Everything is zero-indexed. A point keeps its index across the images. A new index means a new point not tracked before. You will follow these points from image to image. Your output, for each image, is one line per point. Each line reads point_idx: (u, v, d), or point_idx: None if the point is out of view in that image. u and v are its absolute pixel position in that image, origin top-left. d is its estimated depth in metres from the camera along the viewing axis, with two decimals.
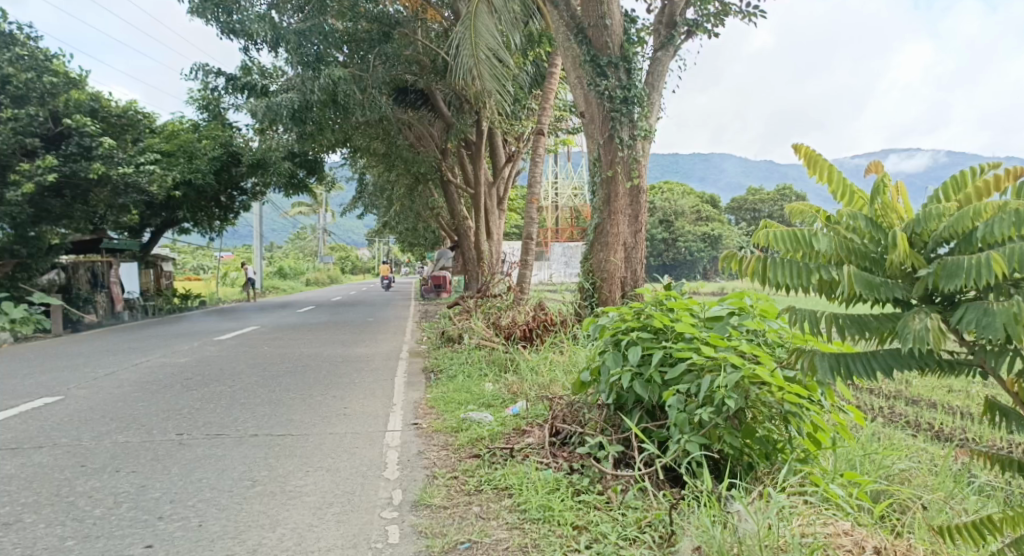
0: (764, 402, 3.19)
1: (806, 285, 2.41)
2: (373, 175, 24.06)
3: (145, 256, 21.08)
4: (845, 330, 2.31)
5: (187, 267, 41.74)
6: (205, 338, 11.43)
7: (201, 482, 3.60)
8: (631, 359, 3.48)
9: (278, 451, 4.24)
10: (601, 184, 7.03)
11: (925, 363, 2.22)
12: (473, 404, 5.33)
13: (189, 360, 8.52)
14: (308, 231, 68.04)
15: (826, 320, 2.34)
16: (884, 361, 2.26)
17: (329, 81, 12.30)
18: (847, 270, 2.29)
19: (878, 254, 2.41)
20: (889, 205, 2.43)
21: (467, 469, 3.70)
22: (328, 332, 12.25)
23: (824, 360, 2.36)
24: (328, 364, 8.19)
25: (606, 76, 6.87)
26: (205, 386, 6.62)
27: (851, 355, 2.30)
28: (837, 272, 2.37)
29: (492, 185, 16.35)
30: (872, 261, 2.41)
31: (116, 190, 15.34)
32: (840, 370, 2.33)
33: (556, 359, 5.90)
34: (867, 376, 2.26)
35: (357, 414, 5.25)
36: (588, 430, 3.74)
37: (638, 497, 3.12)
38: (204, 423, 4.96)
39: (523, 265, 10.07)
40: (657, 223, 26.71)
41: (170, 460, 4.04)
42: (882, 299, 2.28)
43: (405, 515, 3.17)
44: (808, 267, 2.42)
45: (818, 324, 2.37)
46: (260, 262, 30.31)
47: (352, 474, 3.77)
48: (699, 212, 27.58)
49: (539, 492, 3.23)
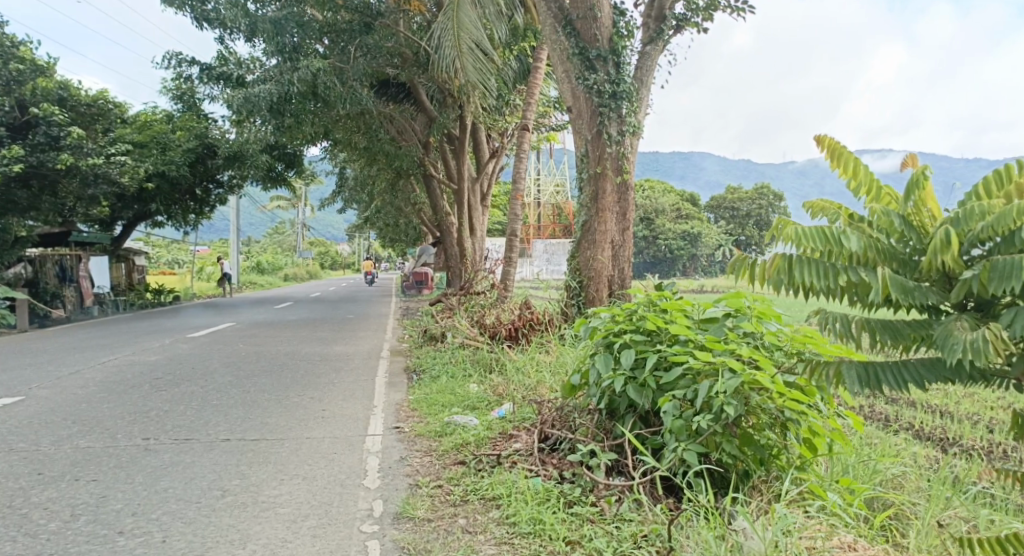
0: (764, 409, 3.02)
1: (833, 285, 2.51)
2: (353, 170, 23.76)
3: (117, 249, 20.65)
4: (878, 335, 2.41)
5: (162, 261, 41.12)
6: (178, 334, 11.14)
7: (166, 493, 3.40)
8: (624, 363, 3.31)
9: (251, 458, 4.04)
10: (589, 181, 6.88)
11: (958, 373, 2.33)
12: (458, 407, 5.15)
13: (160, 358, 8.26)
14: (287, 226, 67.35)
15: (858, 324, 2.43)
16: (914, 371, 2.37)
17: (308, 72, 12.17)
18: (883, 274, 2.39)
19: (907, 256, 2.54)
20: (921, 204, 2.58)
21: (452, 477, 3.53)
22: (306, 329, 12.00)
23: (853, 370, 2.48)
24: (305, 363, 7.97)
25: (594, 69, 6.73)
26: (175, 387, 6.38)
27: (881, 364, 2.41)
28: (867, 275, 2.47)
29: (475, 180, 16.13)
30: (902, 262, 2.53)
31: (86, 181, 14.99)
32: (869, 380, 2.43)
33: (544, 361, 5.73)
34: (898, 387, 2.37)
35: (336, 417, 5.05)
36: (579, 436, 3.57)
37: (633, 509, 2.94)
38: (173, 427, 4.74)
39: (507, 263, 9.90)
40: (639, 221, 26.66)
41: (134, 467, 3.82)
42: (915, 303, 2.39)
43: (385, 529, 2.98)
44: (837, 267, 2.52)
45: (851, 327, 2.45)
46: (237, 257, 29.87)
47: (330, 483, 3.58)
48: (680, 210, 27.58)
49: (529, 503, 3.05)
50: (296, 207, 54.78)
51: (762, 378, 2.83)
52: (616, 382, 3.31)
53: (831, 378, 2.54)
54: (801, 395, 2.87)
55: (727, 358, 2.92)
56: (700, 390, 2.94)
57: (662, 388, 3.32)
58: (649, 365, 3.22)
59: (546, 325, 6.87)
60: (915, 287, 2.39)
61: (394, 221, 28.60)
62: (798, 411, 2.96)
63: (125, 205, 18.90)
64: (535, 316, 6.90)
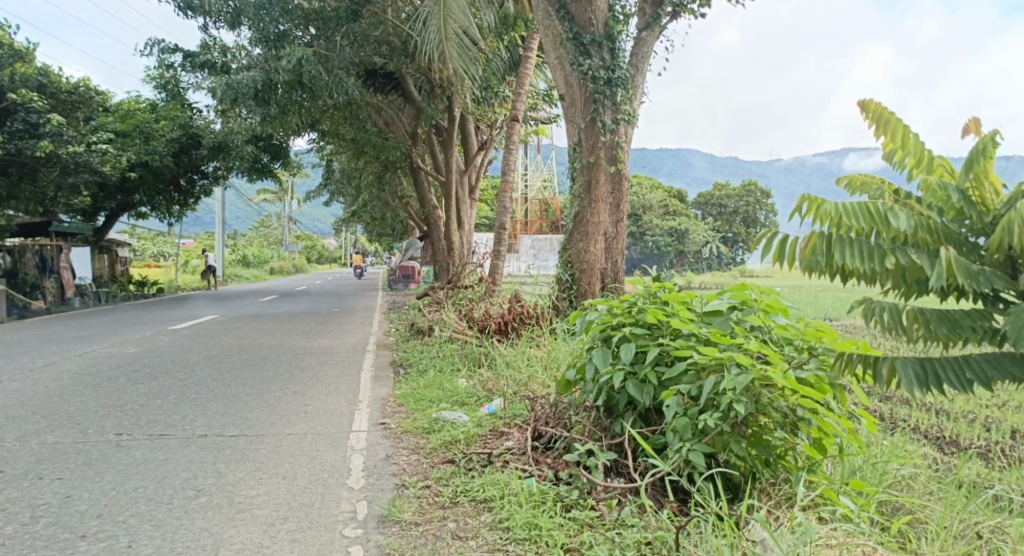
0: (775, 408, 2.87)
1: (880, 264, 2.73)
2: (340, 162, 23.45)
3: (98, 240, 20.25)
4: (934, 322, 2.67)
5: (145, 254, 40.57)
6: (159, 327, 10.87)
7: (135, 493, 3.19)
8: (624, 358, 3.14)
9: (228, 455, 3.83)
10: (582, 171, 6.72)
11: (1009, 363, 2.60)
12: (446, 403, 4.96)
13: (139, 351, 8.00)
14: (272, 220, 66.73)
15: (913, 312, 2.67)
16: (970, 365, 2.60)
17: (293, 61, 11.88)
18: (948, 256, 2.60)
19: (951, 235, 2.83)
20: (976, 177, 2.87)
21: (441, 478, 3.34)
22: (291, 323, 11.75)
23: (910, 365, 2.65)
24: (289, 357, 7.74)
25: (589, 55, 6.57)
26: (153, 380, 6.14)
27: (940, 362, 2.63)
28: (914, 255, 2.72)
29: (464, 173, 15.89)
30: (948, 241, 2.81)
31: (65, 170, 14.65)
32: (926, 376, 2.63)
33: (536, 355, 5.55)
34: (956, 381, 2.59)
35: (319, 413, 4.85)
36: (575, 434, 3.40)
37: (636, 514, 2.78)
38: (148, 422, 4.51)
39: (496, 256, 9.70)
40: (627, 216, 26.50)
41: (102, 465, 3.60)
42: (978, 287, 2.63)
43: (369, 533, 2.79)
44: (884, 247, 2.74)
45: (903, 314, 2.67)
46: (221, 250, 29.46)
47: (311, 483, 3.37)
48: (668, 206, 27.46)
49: (523, 506, 2.88)
50: (282, 199, 54.21)
51: (773, 373, 2.68)
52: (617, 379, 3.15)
53: (886, 375, 2.68)
54: (814, 393, 2.72)
55: (736, 354, 2.76)
56: (707, 386, 2.79)
57: (663, 385, 3.15)
58: (651, 360, 3.06)
59: (536, 319, 6.68)
60: (974, 269, 2.63)
61: (381, 215, 28.26)
62: (810, 409, 2.81)
63: (107, 195, 18.51)
64: (526, 310, 6.71)
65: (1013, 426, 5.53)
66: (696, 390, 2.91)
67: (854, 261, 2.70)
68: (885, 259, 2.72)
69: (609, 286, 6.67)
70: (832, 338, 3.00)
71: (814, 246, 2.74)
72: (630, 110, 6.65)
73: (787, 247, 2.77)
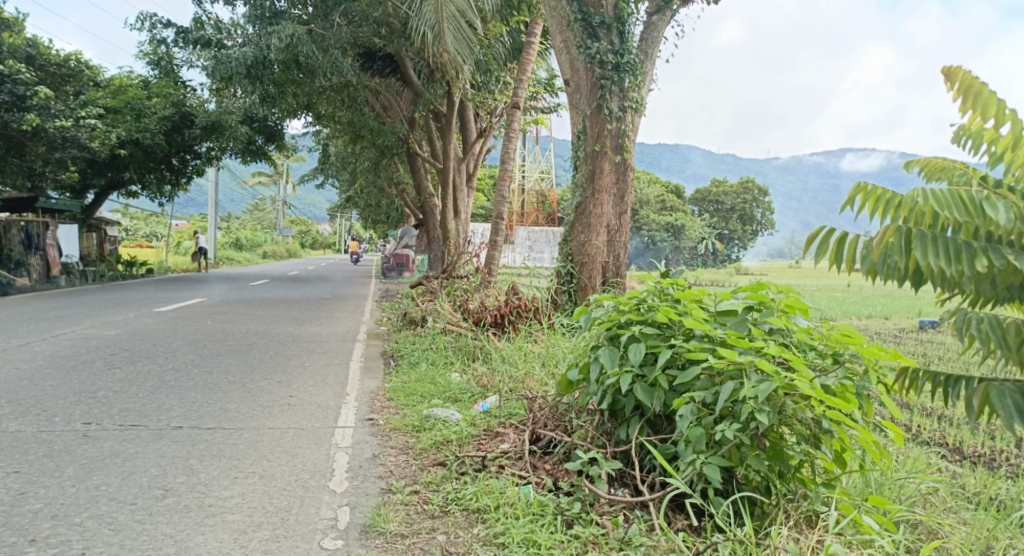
0: (798, 419, 2.61)
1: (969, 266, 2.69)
2: (336, 146, 23.08)
3: (87, 218, 19.87)
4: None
5: (137, 234, 40.07)
6: (144, 308, 10.56)
7: (97, 491, 2.93)
8: (633, 360, 2.89)
9: (203, 450, 3.56)
10: (585, 160, 6.47)
11: None
12: (438, 398, 4.71)
13: (120, 333, 7.72)
14: (267, 204, 66.22)
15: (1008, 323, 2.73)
16: None
17: (287, 39, 11.60)
18: None
19: None
20: None
21: (431, 482, 3.09)
22: (280, 308, 11.47)
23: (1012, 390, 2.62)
24: (276, 344, 7.46)
25: (597, 38, 6.30)
26: (131, 364, 5.87)
27: None
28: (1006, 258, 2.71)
29: (461, 160, 15.56)
30: None
31: (53, 144, 14.35)
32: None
33: (534, 352, 5.28)
34: None
35: (304, 405, 4.59)
36: (577, 440, 3.15)
37: (643, 532, 2.53)
38: (120, 411, 4.25)
39: (493, 246, 9.41)
40: None
41: (66, 458, 3.35)
42: None
43: (350, 545, 2.53)
44: (975, 248, 2.72)
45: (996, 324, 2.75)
46: (214, 233, 29.09)
47: (289, 484, 3.11)
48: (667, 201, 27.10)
49: (521, 520, 2.62)
50: (277, 183, 53.67)
51: (801, 383, 2.43)
52: (624, 382, 2.90)
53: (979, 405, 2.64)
54: (844, 405, 2.47)
55: (760, 359, 2.51)
56: (726, 393, 2.54)
57: (674, 389, 2.90)
58: (663, 363, 2.81)
59: (534, 313, 6.39)
60: None
61: (376, 202, 27.89)
62: (838, 421, 2.56)
63: (97, 172, 18.13)
64: (523, 303, 6.42)
65: (1020, 435, 5.25)
66: (712, 396, 2.66)
67: (938, 261, 2.67)
68: (972, 260, 2.70)
69: (610, 280, 6.42)
70: (861, 344, 2.76)
71: (888, 244, 2.71)
72: (638, 97, 6.39)
73: (848, 249, 2.74)
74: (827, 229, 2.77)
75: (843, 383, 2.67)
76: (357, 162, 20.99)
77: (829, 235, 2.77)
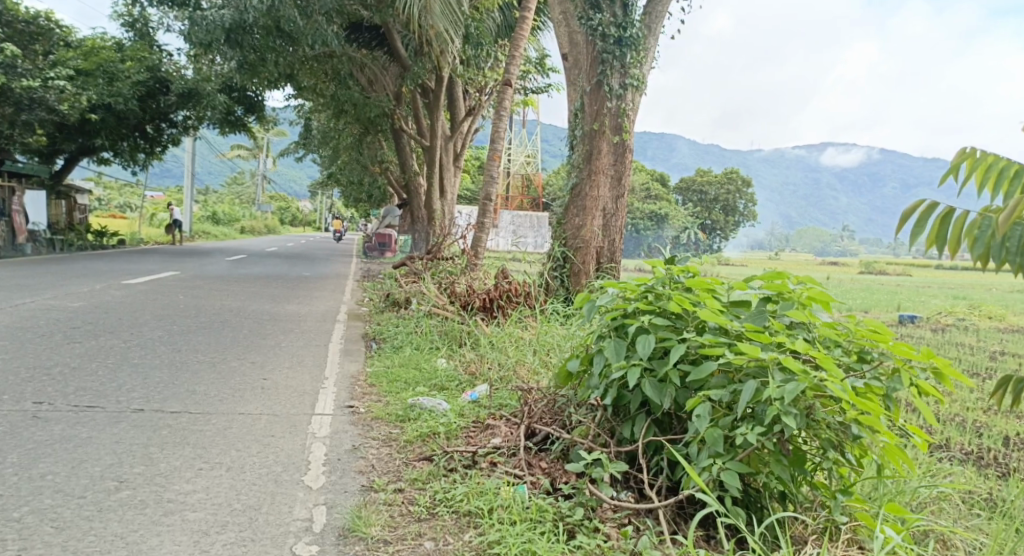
0: (825, 423, 2.34)
1: None
2: (318, 120, 22.55)
3: (57, 185, 19.20)
4: None
5: (111, 204, 39.09)
6: (112, 280, 10.13)
7: (41, 483, 2.62)
8: (641, 353, 2.61)
9: (165, 437, 3.26)
10: (582, 139, 6.19)
11: None
12: (423, 386, 4.44)
13: (84, 305, 7.33)
14: (247, 178, 65.14)
15: None
16: None
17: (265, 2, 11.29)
18: None
19: None
20: None
21: (417, 480, 2.82)
22: (256, 285, 11.10)
23: None
24: (250, 323, 7.12)
25: (600, 9, 6.04)
26: (94, 339, 5.52)
27: None
28: None
29: (448, 139, 15.19)
30: None
31: (19, 105, 13.99)
32: None
33: (525, 342, 5.02)
34: None
35: (278, 390, 4.28)
36: (577, 437, 2.89)
37: (653, 546, 2.27)
38: (77, 390, 3.92)
39: (479, 228, 9.09)
40: None
41: (10, 442, 3.02)
42: None
43: (326, 552, 2.26)
44: None
45: None
46: (190, 205, 28.41)
47: (259, 478, 2.81)
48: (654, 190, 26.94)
49: (517, 528, 2.35)
50: (257, 157, 52.68)
51: (833, 385, 2.16)
52: (632, 375, 2.63)
53: None
54: (878, 410, 2.21)
55: (786, 355, 2.24)
56: (748, 392, 2.27)
57: (685, 385, 2.64)
58: (675, 356, 2.53)
59: (525, 298, 6.11)
60: None
61: (358, 180, 27.36)
62: (870, 427, 2.30)
63: (68, 137, 17.48)
64: (513, 288, 6.10)
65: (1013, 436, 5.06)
66: (730, 393, 2.39)
67: None
68: None
69: (603, 267, 6.21)
70: (891, 341, 2.47)
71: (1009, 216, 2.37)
72: (641, 73, 6.11)
73: (952, 227, 2.46)
74: (926, 205, 2.51)
75: (870, 383, 2.42)
76: (340, 138, 20.50)
77: (929, 210, 2.50)
